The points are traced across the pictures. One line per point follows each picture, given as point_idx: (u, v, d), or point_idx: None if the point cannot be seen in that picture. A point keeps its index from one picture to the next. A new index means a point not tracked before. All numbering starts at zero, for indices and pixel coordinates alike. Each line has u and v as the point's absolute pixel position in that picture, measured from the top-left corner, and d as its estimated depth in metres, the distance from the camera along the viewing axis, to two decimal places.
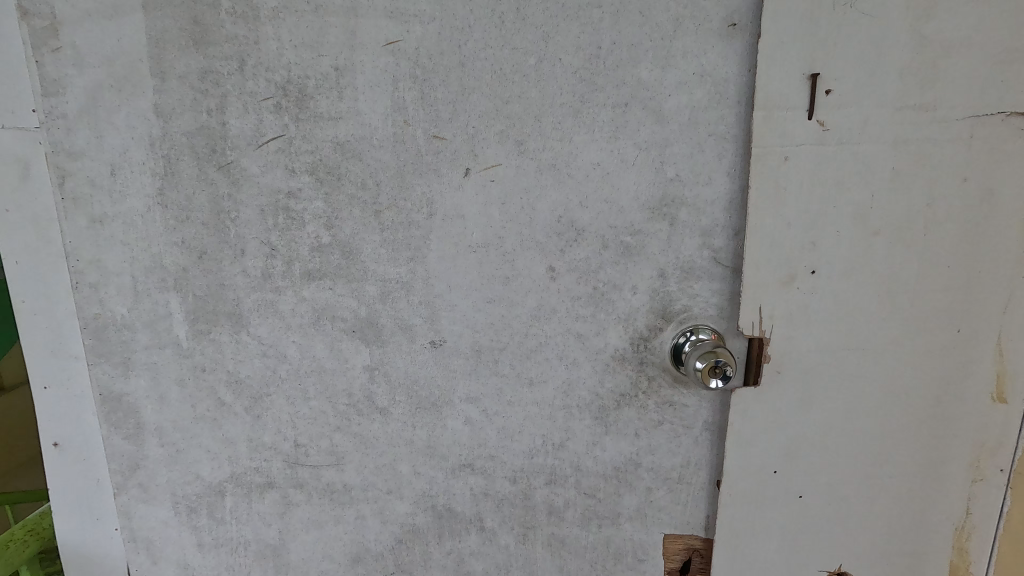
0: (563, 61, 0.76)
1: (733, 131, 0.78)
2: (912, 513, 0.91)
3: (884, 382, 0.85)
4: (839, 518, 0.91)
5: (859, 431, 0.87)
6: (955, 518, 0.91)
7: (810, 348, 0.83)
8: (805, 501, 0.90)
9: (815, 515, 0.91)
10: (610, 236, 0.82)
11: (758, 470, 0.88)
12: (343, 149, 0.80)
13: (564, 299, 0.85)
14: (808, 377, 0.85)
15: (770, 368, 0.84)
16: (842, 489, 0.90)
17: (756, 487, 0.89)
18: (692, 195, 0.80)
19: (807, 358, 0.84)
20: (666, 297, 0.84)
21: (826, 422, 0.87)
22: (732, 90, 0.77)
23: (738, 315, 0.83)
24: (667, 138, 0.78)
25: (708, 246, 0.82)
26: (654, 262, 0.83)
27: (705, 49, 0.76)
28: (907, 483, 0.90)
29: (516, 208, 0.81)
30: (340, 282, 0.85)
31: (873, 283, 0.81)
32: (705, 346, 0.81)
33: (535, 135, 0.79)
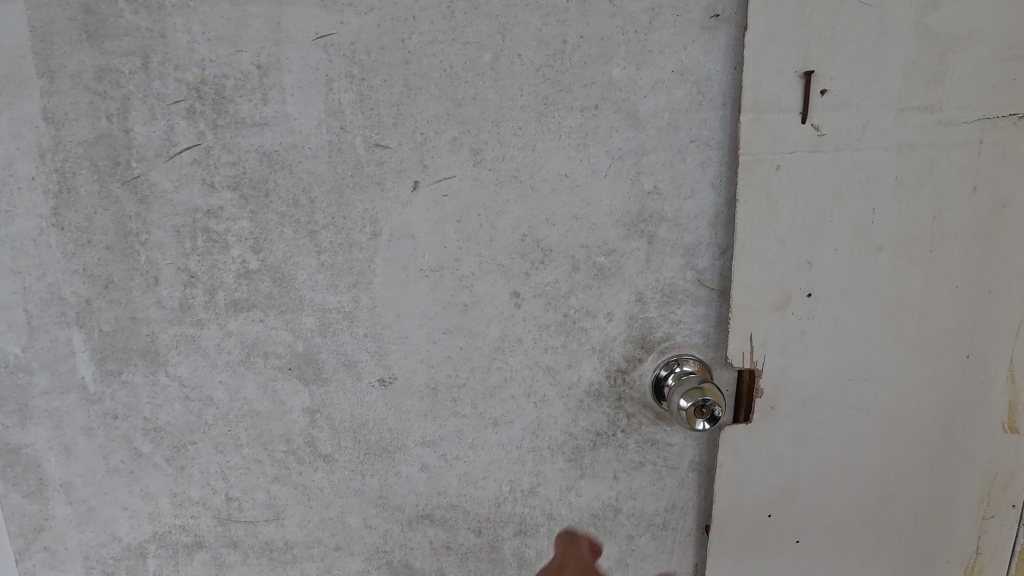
0: (524, 58, 0.66)
1: (717, 137, 0.68)
2: (919, 552, 0.82)
3: (889, 414, 0.77)
4: (841, 562, 0.82)
5: (862, 467, 0.78)
6: (963, 558, 0.83)
7: (807, 379, 0.74)
8: (803, 545, 0.81)
9: (814, 560, 0.82)
10: (581, 256, 0.72)
11: (751, 514, 0.79)
12: (270, 160, 0.69)
13: (531, 329, 0.74)
14: (805, 410, 0.75)
15: (763, 402, 0.74)
16: (843, 530, 0.81)
17: (749, 532, 0.80)
18: (673, 210, 0.70)
19: (804, 390, 0.75)
20: (645, 324, 0.74)
21: (825, 459, 0.78)
22: (716, 90, 0.67)
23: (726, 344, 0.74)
24: (644, 145, 0.69)
25: (692, 267, 0.72)
26: (632, 286, 0.73)
27: (685, 43, 0.66)
28: (914, 521, 0.81)
29: (474, 227, 0.71)
30: (272, 314, 0.74)
31: (876, 306, 0.72)
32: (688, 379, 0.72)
33: (493, 143, 0.68)
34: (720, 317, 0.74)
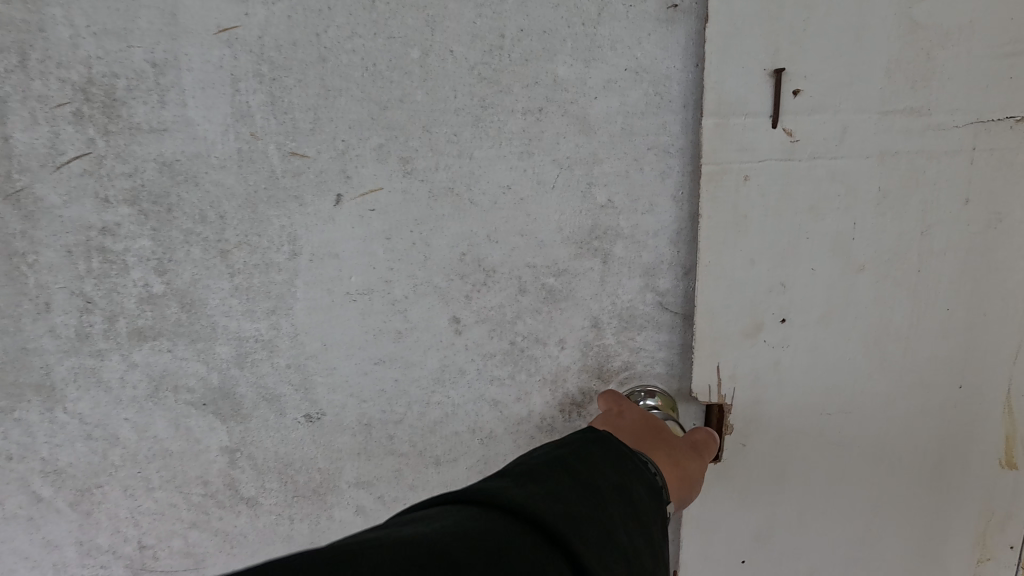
0: (456, 54, 0.58)
1: (678, 144, 0.60)
2: None
3: (872, 451, 0.68)
4: None
5: (842, 509, 0.70)
6: None
7: (781, 413, 0.66)
8: None
9: None
10: (528, 278, 0.64)
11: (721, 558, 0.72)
12: (172, 171, 0.61)
13: (473, 358, 0.66)
14: (779, 447, 0.68)
15: (733, 438, 0.67)
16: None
17: None
18: (630, 225, 0.63)
19: (777, 425, 0.67)
20: (602, 352, 0.67)
21: (801, 499, 0.70)
22: (675, 91, 0.59)
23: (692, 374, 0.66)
24: (595, 153, 0.61)
25: (653, 289, 0.64)
26: (585, 310, 0.65)
27: (639, 38, 0.58)
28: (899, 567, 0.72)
29: (406, 245, 0.63)
30: (181, 343, 0.65)
31: (857, 331, 0.64)
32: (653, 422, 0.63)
33: (424, 151, 0.60)
34: (685, 344, 0.66)
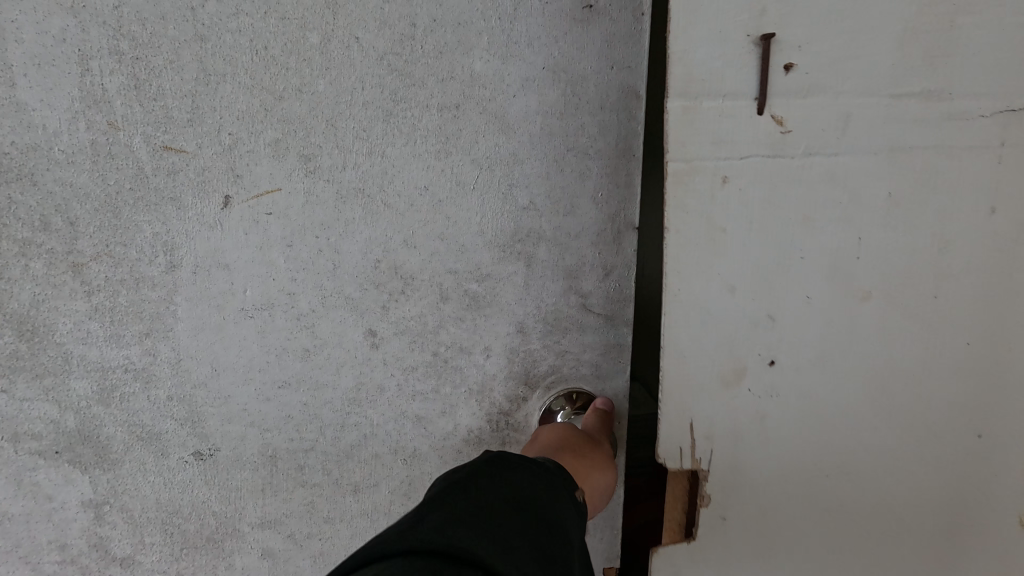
0: (361, 42, 0.53)
1: (596, 145, 0.60)
2: None
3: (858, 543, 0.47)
4: None
5: None
6: None
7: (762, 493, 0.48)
8: None
9: None
10: (449, 285, 0.61)
11: None
12: (4, 170, 0.50)
13: (393, 374, 0.61)
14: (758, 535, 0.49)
15: (712, 518, 0.49)
16: None
17: None
18: (552, 227, 0.61)
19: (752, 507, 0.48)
20: (528, 358, 0.64)
21: None
22: (593, 91, 0.58)
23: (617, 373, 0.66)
24: (516, 153, 0.58)
25: (576, 291, 0.63)
26: (510, 315, 0.63)
27: (555, 36, 0.56)
28: None
29: (311, 253, 0.56)
30: (25, 379, 0.54)
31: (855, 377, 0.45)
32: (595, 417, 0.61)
33: (329, 148, 0.54)
34: (609, 347, 0.65)
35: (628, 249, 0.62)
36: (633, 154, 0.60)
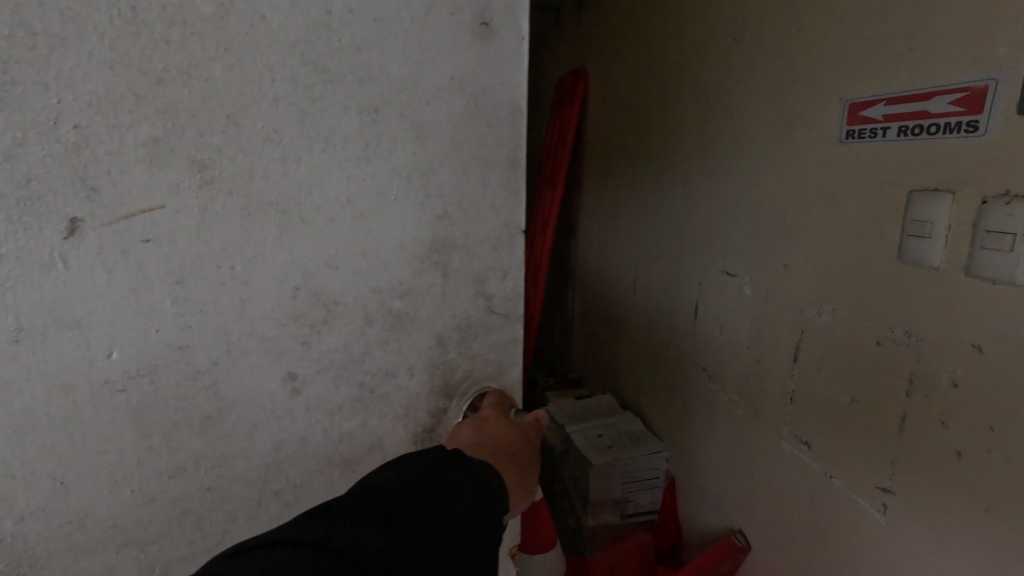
0: (269, 20, 0.42)
1: (504, 155, 0.56)
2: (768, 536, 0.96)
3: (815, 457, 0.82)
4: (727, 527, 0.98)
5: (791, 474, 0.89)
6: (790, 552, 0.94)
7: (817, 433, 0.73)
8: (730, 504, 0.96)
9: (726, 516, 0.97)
10: (373, 306, 0.53)
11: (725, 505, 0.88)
12: None
13: (313, 421, 0.52)
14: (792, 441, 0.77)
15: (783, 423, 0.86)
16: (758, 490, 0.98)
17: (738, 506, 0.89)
18: (464, 234, 0.56)
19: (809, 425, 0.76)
20: (448, 369, 0.59)
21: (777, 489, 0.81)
22: (501, 108, 0.54)
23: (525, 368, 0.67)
24: (431, 164, 0.52)
25: (483, 294, 0.59)
26: (429, 327, 0.57)
27: (459, 48, 0.51)
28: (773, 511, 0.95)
29: (205, 292, 0.44)
30: None
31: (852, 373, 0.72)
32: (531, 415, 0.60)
33: (222, 157, 0.42)
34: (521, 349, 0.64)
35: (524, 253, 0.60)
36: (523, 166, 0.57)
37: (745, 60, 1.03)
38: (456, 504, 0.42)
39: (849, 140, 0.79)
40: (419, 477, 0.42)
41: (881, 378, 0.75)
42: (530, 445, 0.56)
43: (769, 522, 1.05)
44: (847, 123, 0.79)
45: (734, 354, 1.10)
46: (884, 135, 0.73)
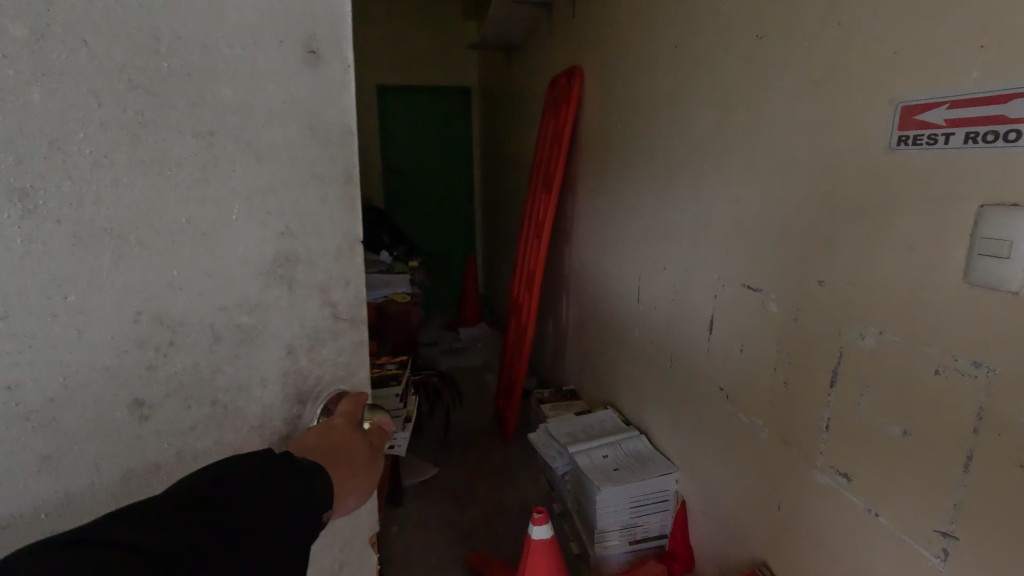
0: (100, 75, 0.60)
1: (333, 173, 0.77)
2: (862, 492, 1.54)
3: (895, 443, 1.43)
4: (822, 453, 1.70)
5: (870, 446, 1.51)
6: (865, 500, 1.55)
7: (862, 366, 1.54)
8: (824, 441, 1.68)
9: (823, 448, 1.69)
10: (221, 323, 0.73)
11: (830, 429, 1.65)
12: None
13: (173, 428, 0.72)
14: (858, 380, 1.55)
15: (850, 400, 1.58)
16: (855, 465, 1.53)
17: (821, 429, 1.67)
18: (305, 248, 0.77)
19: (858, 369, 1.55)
20: (299, 374, 0.81)
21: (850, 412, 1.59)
22: (324, 125, 0.75)
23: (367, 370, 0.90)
24: (270, 178, 0.72)
25: (327, 300, 0.81)
26: (280, 339, 0.78)
27: (288, 74, 0.71)
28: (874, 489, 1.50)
29: (46, 311, 0.62)
30: None
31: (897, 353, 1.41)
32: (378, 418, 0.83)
33: (57, 191, 0.60)
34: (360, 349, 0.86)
35: (358, 259, 0.83)
36: (353, 180, 0.80)
37: (811, 125, 1.68)
38: (239, 491, 0.60)
39: (898, 144, 1.38)
40: (225, 472, 0.61)
41: (918, 405, 1.37)
42: (367, 445, 0.78)
43: (844, 519, 1.65)
44: (904, 127, 1.36)
45: (806, 363, 1.77)
46: (938, 138, 1.28)
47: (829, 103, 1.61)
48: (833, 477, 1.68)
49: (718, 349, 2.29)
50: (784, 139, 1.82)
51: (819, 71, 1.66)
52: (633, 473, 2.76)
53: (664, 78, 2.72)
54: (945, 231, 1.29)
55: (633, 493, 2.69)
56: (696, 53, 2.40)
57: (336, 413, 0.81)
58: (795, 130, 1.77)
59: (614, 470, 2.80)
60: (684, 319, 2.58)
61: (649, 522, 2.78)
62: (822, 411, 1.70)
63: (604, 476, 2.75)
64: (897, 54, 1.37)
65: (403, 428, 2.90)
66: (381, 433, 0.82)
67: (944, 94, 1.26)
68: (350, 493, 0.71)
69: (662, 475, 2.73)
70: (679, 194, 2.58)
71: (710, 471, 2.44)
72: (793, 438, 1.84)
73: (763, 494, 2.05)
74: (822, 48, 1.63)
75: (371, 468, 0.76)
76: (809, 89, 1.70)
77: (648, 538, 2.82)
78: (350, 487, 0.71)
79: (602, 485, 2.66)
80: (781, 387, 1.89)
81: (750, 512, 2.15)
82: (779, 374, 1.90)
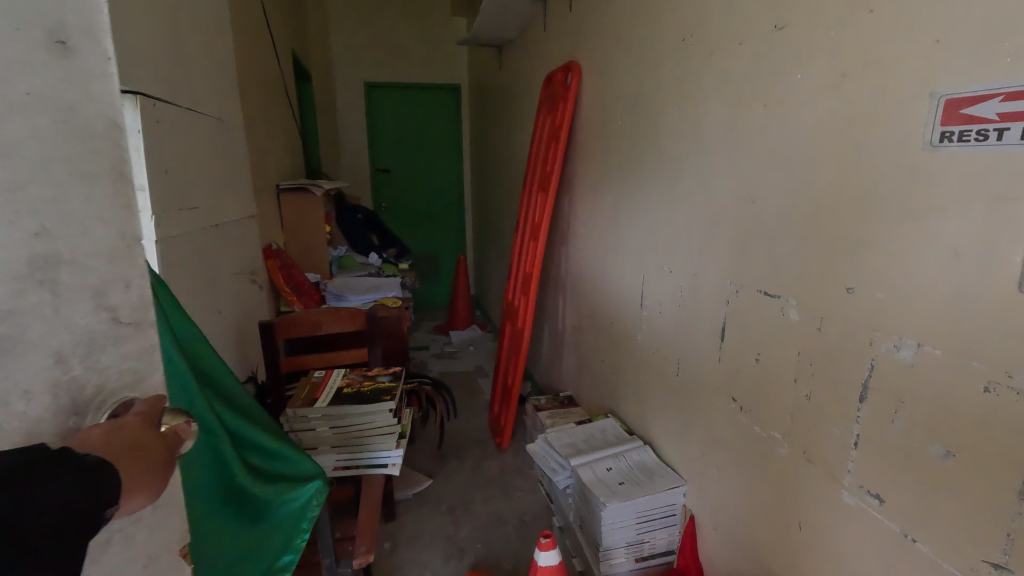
0: None
1: (111, 172, 0.76)
2: (906, 510, 1.55)
3: (940, 463, 1.43)
4: (859, 468, 1.70)
5: (909, 462, 1.52)
6: (904, 520, 1.55)
7: (899, 381, 1.54)
8: (861, 455, 1.69)
9: (862, 461, 1.69)
10: None
11: (869, 443, 1.65)
12: None
13: None
14: (896, 394, 1.55)
15: (889, 414, 1.57)
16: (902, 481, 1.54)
17: (864, 440, 1.67)
18: (69, 247, 0.72)
19: (895, 384, 1.55)
20: (72, 386, 0.73)
21: (887, 429, 1.58)
22: (96, 125, 0.74)
23: (155, 373, 0.89)
24: (18, 176, 0.65)
25: (104, 306, 0.77)
26: (46, 348, 0.70)
27: (38, 72, 0.67)
28: (917, 508, 1.51)
29: None
30: None
31: (937, 358, 1.42)
32: (177, 422, 0.83)
33: None
34: (143, 353, 0.85)
35: (138, 259, 0.83)
36: (125, 176, 0.79)
37: (840, 122, 1.70)
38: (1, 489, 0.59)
39: (939, 141, 1.39)
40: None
41: (957, 424, 1.38)
42: (164, 448, 0.78)
43: (876, 542, 1.66)
44: (944, 125, 1.38)
45: (832, 374, 1.78)
46: (989, 134, 1.27)
47: (854, 98, 1.64)
48: (863, 497, 1.69)
49: (734, 356, 2.32)
50: (802, 138, 1.86)
51: (850, 64, 1.66)
52: (639, 487, 2.84)
53: (674, 78, 2.74)
54: (993, 240, 1.28)
55: (638, 508, 2.77)
56: (711, 52, 2.39)
57: (129, 414, 0.78)
58: (815, 128, 1.80)
59: (619, 484, 2.88)
60: (695, 323, 2.62)
61: (656, 538, 2.89)
62: (851, 427, 1.72)
63: (609, 490, 2.82)
64: (939, 44, 1.38)
65: (395, 446, 2.87)
66: (177, 438, 0.82)
67: (994, 88, 1.25)
68: (141, 482, 0.71)
69: (668, 490, 2.82)
70: (689, 196, 2.63)
71: (722, 482, 2.51)
72: (816, 456, 1.87)
73: (784, 507, 2.07)
74: (851, 43, 1.65)
75: (165, 472, 0.76)
76: (837, 81, 1.71)
77: (656, 555, 2.92)
78: (143, 487, 0.71)
79: (610, 499, 2.73)
80: (803, 400, 1.93)
81: (768, 524, 2.19)
82: (801, 388, 1.94)
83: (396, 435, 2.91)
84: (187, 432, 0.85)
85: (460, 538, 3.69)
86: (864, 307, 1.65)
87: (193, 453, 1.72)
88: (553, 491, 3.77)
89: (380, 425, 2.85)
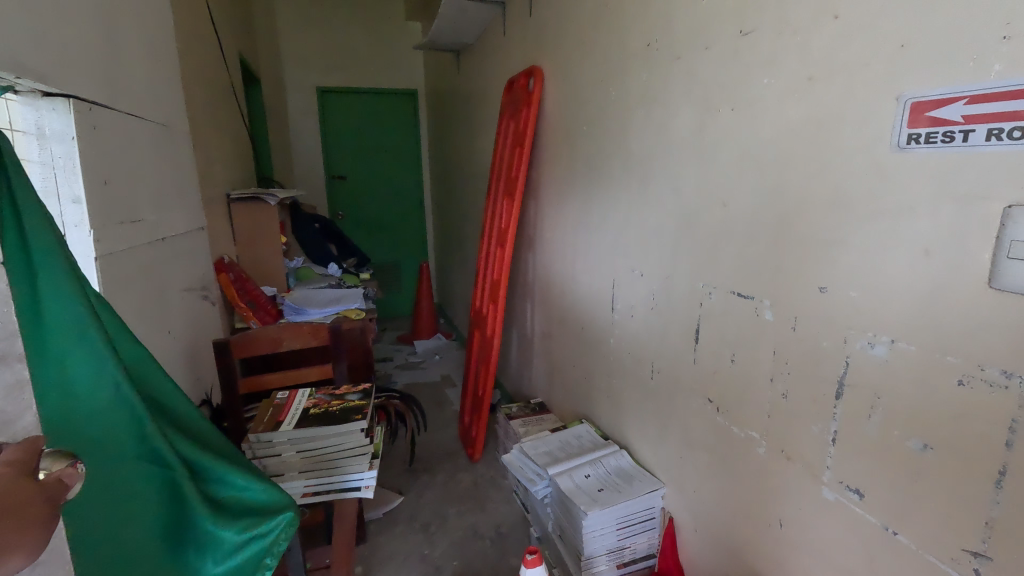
0: None
1: None
2: (889, 505, 1.49)
3: (920, 455, 1.38)
4: (837, 464, 1.64)
5: (889, 456, 1.47)
6: (886, 513, 1.50)
7: (876, 374, 1.48)
8: (840, 451, 1.63)
9: (841, 457, 1.63)
10: None
11: (850, 438, 1.59)
12: None
13: None
14: (874, 388, 1.49)
15: (866, 408, 1.52)
16: (885, 476, 1.49)
17: (844, 436, 1.61)
18: None
19: (872, 377, 1.50)
20: None
21: (868, 423, 1.52)
22: None
23: (25, 415, 0.89)
24: None
25: None
26: None
27: None
28: (898, 500, 1.46)
29: None
30: None
31: (915, 354, 1.37)
32: (56, 467, 0.83)
33: None
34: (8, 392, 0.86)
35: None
36: None
37: (808, 123, 1.65)
38: None
39: (907, 143, 1.35)
40: None
41: (933, 420, 1.34)
42: (46, 494, 0.78)
43: (858, 539, 1.61)
44: (910, 130, 1.34)
45: (809, 375, 1.72)
46: (955, 136, 1.23)
47: (821, 101, 1.60)
48: (843, 493, 1.64)
49: (708, 359, 2.25)
50: (769, 142, 1.81)
51: (815, 68, 1.62)
52: (617, 492, 2.73)
53: (639, 83, 2.68)
54: (969, 234, 1.24)
55: (619, 514, 2.66)
56: (677, 56, 2.33)
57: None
58: (783, 133, 1.75)
59: (599, 490, 2.76)
60: (668, 326, 2.54)
61: (637, 543, 2.77)
62: (828, 424, 1.66)
63: (589, 498, 2.70)
64: (904, 48, 1.34)
65: (368, 466, 2.59)
66: (60, 483, 0.83)
67: (958, 91, 1.22)
68: (33, 537, 0.72)
69: (646, 493, 2.73)
70: (657, 199, 2.57)
71: (699, 484, 2.43)
72: (795, 454, 1.81)
73: (760, 504, 2.03)
74: (815, 48, 1.61)
75: (50, 517, 0.77)
76: (803, 85, 1.67)
77: (637, 559, 2.80)
78: (31, 534, 0.72)
79: (591, 507, 2.61)
80: (779, 399, 1.86)
81: (747, 524, 2.13)
82: (777, 386, 1.87)
83: (370, 455, 2.66)
84: (69, 476, 0.85)
85: (436, 556, 3.50)
86: (835, 310, 1.61)
87: (146, 494, 1.46)
88: (529, 500, 3.60)
89: (348, 447, 2.62)
